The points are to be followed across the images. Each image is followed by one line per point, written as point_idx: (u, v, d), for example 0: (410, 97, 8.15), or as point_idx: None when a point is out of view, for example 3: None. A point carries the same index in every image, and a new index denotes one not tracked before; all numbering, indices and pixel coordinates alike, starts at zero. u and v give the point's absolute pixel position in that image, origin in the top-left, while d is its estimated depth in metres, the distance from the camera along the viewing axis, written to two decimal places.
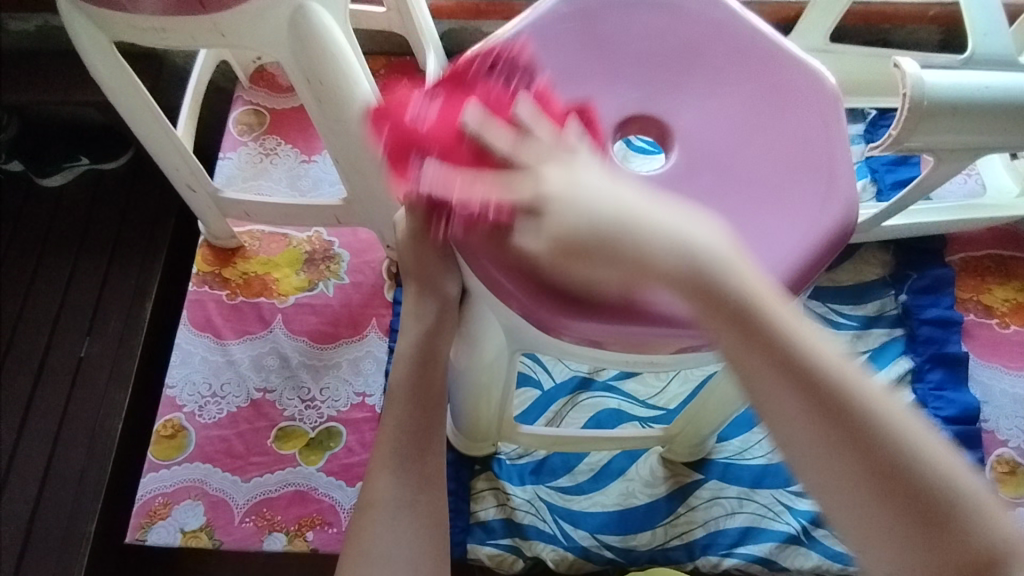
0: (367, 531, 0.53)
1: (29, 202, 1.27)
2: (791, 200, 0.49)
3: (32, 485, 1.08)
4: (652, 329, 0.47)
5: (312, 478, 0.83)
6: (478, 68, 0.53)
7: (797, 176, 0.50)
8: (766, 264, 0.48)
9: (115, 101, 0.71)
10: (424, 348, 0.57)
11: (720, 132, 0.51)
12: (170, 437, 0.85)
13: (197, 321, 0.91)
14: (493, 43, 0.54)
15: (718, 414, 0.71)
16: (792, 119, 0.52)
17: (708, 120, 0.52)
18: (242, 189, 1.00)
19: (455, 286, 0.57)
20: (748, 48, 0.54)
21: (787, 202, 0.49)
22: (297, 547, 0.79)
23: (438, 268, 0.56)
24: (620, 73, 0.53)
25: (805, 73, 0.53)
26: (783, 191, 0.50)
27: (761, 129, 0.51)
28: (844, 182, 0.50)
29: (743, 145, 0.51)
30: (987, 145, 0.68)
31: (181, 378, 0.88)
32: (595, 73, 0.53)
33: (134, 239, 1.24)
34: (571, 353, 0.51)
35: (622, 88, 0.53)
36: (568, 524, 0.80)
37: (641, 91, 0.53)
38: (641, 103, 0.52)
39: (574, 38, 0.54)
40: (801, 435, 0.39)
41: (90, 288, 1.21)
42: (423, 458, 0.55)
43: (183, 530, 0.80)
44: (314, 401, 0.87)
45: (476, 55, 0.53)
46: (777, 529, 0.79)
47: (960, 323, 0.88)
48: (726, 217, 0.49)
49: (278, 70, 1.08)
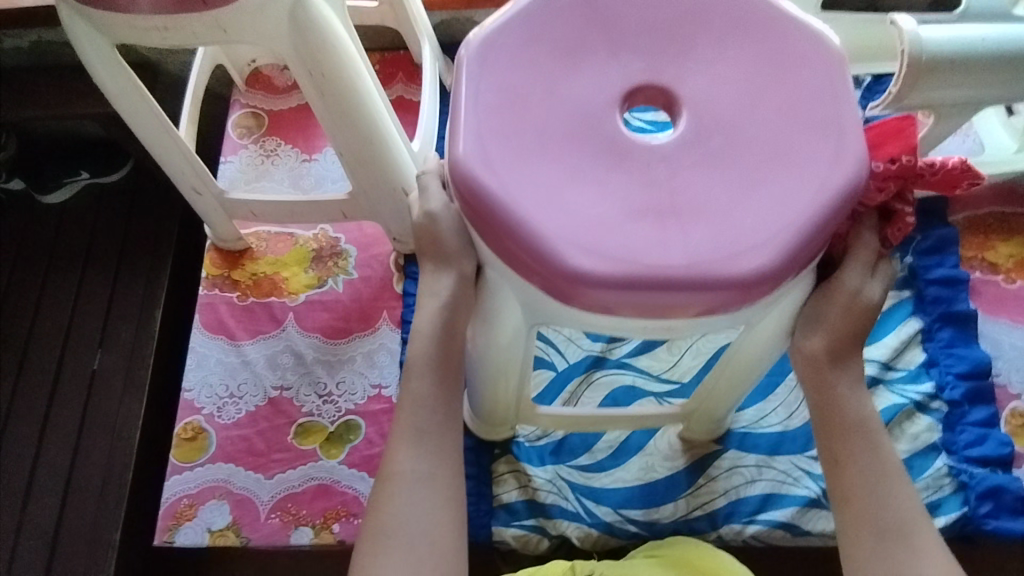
0: (387, 506, 0.54)
1: (33, 219, 1.27)
2: (801, 158, 0.50)
3: (54, 498, 1.09)
4: (671, 293, 0.48)
5: (334, 472, 0.83)
6: (484, 46, 0.53)
7: (808, 134, 0.51)
8: (783, 221, 0.49)
9: (118, 106, 0.71)
10: (440, 323, 0.57)
11: (726, 97, 0.52)
12: (191, 439, 0.85)
13: (210, 324, 0.91)
14: (497, 20, 0.54)
15: (731, 389, 0.72)
16: (797, 80, 0.52)
17: (715, 84, 0.52)
18: (246, 191, 1.00)
19: (470, 262, 0.56)
20: (752, 12, 0.54)
21: (798, 160, 0.50)
22: (323, 539, 0.80)
23: (450, 246, 0.56)
24: (625, 44, 0.54)
25: (806, 36, 0.53)
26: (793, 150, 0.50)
27: (766, 92, 0.52)
28: (852, 138, 0.51)
29: (750, 107, 0.52)
30: (985, 98, 0.69)
31: (198, 380, 0.88)
32: (601, 45, 0.54)
33: (140, 250, 1.24)
34: (589, 324, 0.52)
35: (625, 58, 0.53)
36: (591, 501, 0.81)
37: (646, 61, 0.53)
38: (647, 71, 0.53)
39: (577, 12, 0.54)
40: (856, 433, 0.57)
41: (99, 302, 1.21)
42: (442, 435, 0.56)
43: (210, 530, 0.81)
44: (331, 395, 0.88)
45: (482, 33, 0.54)
46: (798, 494, 0.80)
47: (966, 281, 0.88)
48: (740, 178, 0.50)
49: (274, 72, 1.09)
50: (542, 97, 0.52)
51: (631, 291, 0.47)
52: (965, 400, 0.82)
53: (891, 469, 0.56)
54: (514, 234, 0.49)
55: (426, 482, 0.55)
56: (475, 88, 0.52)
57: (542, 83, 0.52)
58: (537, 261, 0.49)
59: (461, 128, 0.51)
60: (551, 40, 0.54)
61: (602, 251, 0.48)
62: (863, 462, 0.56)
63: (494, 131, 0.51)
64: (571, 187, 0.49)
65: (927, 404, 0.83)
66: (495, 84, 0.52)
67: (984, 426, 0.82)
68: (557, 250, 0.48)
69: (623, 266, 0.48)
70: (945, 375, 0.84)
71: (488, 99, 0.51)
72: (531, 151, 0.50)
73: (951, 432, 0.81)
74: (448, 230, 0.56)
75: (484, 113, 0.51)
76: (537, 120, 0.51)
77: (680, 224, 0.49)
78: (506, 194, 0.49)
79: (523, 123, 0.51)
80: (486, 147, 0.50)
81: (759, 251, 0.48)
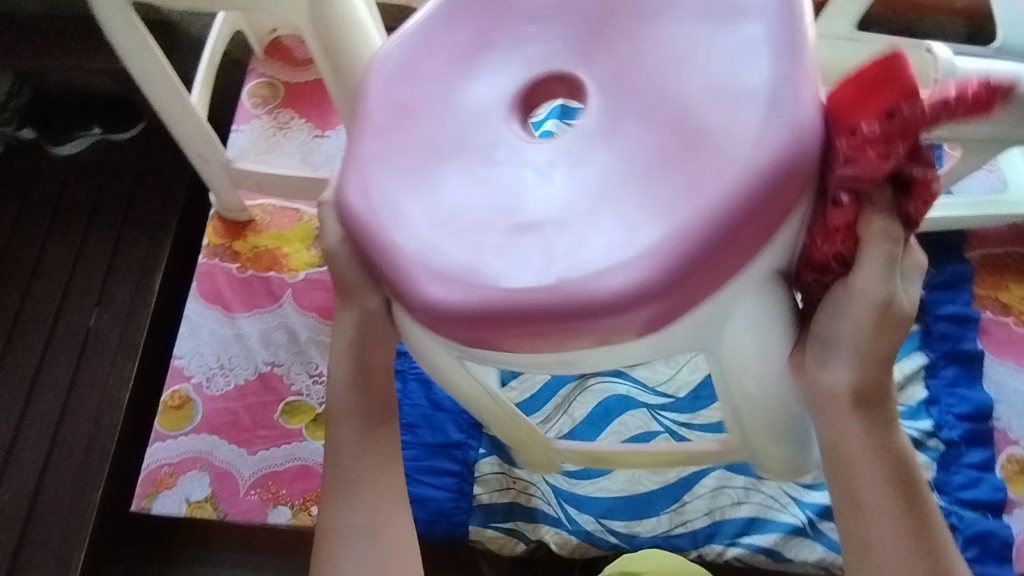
0: (330, 556, 0.56)
1: (41, 169, 1.27)
2: (711, 153, 0.43)
3: (39, 451, 1.09)
4: (542, 322, 0.43)
5: (317, 453, 0.82)
6: (385, 62, 0.52)
7: (731, 121, 0.43)
8: (674, 231, 0.42)
9: (130, 64, 0.70)
10: (356, 367, 0.58)
11: (639, 93, 0.46)
12: (177, 407, 0.85)
13: (207, 293, 0.91)
14: (401, 34, 0.53)
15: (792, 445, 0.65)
16: (723, 61, 0.46)
17: (622, 78, 0.47)
18: (255, 162, 0.99)
19: (373, 299, 0.54)
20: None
21: (712, 154, 0.43)
22: (301, 521, 0.79)
23: (351, 282, 0.53)
24: (532, 44, 0.50)
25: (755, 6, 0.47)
26: (708, 144, 0.43)
27: (681, 80, 0.46)
28: (799, 117, 0.43)
29: (653, 100, 0.46)
30: (1014, 135, 0.67)
31: (190, 349, 0.88)
32: (503, 48, 0.50)
33: (145, 210, 1.24)
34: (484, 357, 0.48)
35: (530, 55, 0.50)
36: (573, 508, 0.80)
37: (563, 50, 0.49)
38: (540, 69, 0.49)
39: (480, 15, 0.52)
40: (872, 475, 0.50)
41: (99, 260, 1.21)
42: (383, 479, 0.59)
43: (188, 501, 0.80)
44: (322, 376, 0.87)
45: (384, 50, 0.53)
46: (783, 520, 0.78)
47: (976, 321, 0.87)
48: (629, 184, 0.44)
49: (293, 43, 1.07)
50: (433, 111, 0.49)
51: (488, 319, 0.43)
52: (963, 441, 0.81)
53: (920, 498, 0.51)
54: (380, 261, 0.47)
55: (364, 531, 0.57)
56: (368, 110, 0.51)
57: (433, 94, 0.50)
58: (404, 292, 0.46)
59: (351, 152, 0.50)
60: (450, 49, 0.51)
61: (459, 275, 0.44)
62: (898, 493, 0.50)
63: (377, 153, 0.49)
64: (444, 206, 0.46)
65: (924, 442, 0.81)
66: (387, 101, 0.51)
67: (979, 469, 0.80)
68: (413, 276, 0.45)
69: (479, 291, 0.44)
70: (945, 414, 0.82)
71: (380, 118, 0.50)
72: (411, 169, 0.48)
73: (945, 472, 0.80)
74: (347, 270, 0.52)
75: (374, 135, 0.50)
76: (421, 135, 0.49)
77: (555, 241, 0.44)
78: (376, 218, 0.47)
79: (408, 142, 0.49)
80: (365, 170, 0.49)
81: (634, 265, 0.42)
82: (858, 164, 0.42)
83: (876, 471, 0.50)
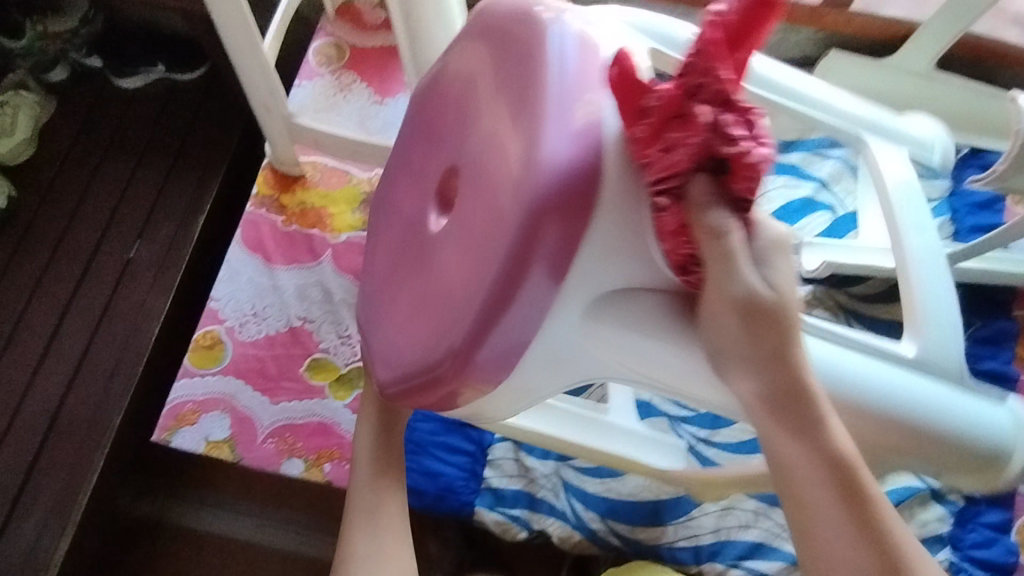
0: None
1: (102, 99, 1.29)
2: (494, 225, 0.41)
3: (66, 371, 1.12)
4: (433, 390, 0.47)
5: (336, 413, 0.84)
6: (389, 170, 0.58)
7: (501, 181, 0.41)
8: (478, 301, 0.42)
9: (211, 7, 0.71)
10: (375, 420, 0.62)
11: (472, 160, 0.45)
12: (207, 347, 0.86)
13: (249, 242, 0.92)
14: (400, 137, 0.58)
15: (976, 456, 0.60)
16: (506, 119, 0.43)
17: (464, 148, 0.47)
18: (313, 119, 1.00)
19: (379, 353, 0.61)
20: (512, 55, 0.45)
21: (493, 222, 0.42)
22: (312, 476, 0.81)
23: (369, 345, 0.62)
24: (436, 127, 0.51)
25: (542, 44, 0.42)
26: (492, 208, 0.42)
27: (491, 139, 0.44)
28: (549, 169, 0.39)
29: (475, 168, 0.45)
30: None
31: (227, 293, 0.89)
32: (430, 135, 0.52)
33: (196, 152, 1.26)
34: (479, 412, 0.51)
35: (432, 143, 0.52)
36: (580, 504, 0.80)
37: (443, 133, 0.50)
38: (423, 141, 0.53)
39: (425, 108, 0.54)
40: (822, 501, 0.40)
41: (145, 196, 1.23)
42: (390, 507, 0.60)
43: (207, 440, 0.82)
44: (350, 338, 0.88)
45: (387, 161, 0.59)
46: (788, 550, 0.78)
47: (1014, 380, 0.85)
48: (454, 257, 0.45)
49: (364, 7, 1.07)
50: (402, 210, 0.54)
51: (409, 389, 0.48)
52: (983, 500, 0.79)
53: (877, 523, 0.39)
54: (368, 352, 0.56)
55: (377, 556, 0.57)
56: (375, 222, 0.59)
57: (388, 190, 0.58)
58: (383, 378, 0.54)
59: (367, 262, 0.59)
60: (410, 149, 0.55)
61: (388, 359, 0.51)
62: (849, 527, 0.39)
63: (374, 261, 0.57)
64: (396, 298, 0.52)
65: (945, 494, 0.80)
66: (381, 210, 0.58)
67: (996, 530, 0.79)
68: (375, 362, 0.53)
69: (398, 372, 0.49)
70: None
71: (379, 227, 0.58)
72: (383, 270, 0.55)
73: (960, 528, 0.79)
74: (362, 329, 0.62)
75: (371, 249, 0.58)
76: (394, 236, 0.55)
77: (426, 321, 0.47)
78: (366, 321, 0.56)
79: (387, 242, 0.55)
80: (369, 279, 0.58)
81: (454, 333, 0.44)
82: (651, 169, 0.38)
83: (824, 498, 0.40)
